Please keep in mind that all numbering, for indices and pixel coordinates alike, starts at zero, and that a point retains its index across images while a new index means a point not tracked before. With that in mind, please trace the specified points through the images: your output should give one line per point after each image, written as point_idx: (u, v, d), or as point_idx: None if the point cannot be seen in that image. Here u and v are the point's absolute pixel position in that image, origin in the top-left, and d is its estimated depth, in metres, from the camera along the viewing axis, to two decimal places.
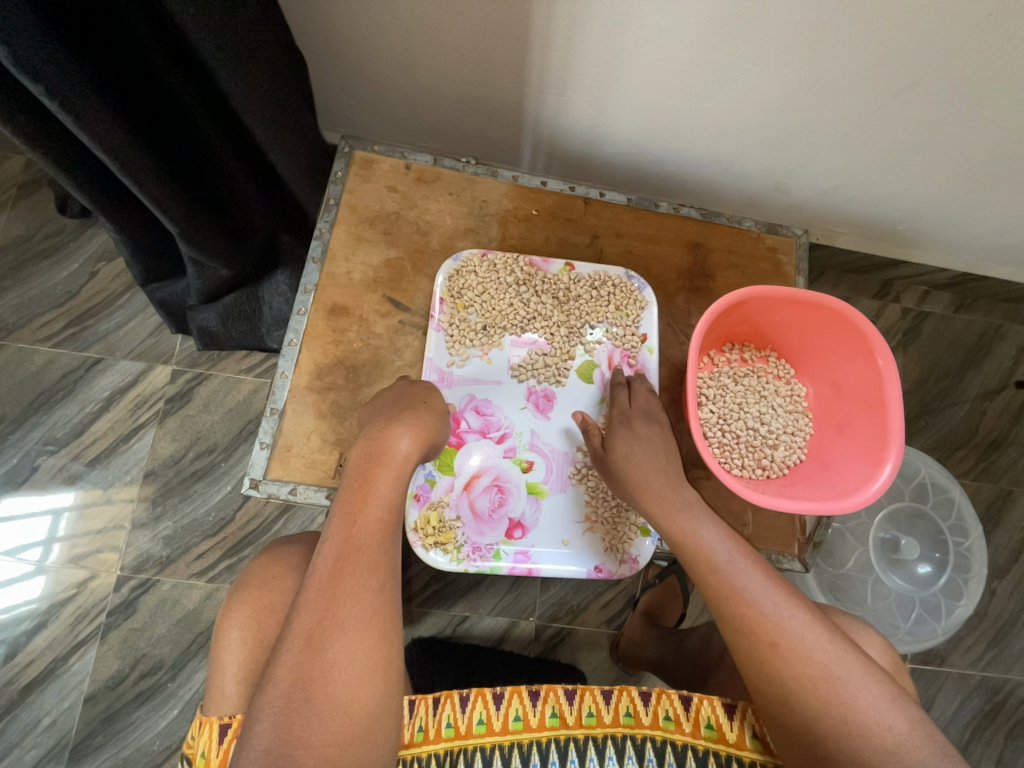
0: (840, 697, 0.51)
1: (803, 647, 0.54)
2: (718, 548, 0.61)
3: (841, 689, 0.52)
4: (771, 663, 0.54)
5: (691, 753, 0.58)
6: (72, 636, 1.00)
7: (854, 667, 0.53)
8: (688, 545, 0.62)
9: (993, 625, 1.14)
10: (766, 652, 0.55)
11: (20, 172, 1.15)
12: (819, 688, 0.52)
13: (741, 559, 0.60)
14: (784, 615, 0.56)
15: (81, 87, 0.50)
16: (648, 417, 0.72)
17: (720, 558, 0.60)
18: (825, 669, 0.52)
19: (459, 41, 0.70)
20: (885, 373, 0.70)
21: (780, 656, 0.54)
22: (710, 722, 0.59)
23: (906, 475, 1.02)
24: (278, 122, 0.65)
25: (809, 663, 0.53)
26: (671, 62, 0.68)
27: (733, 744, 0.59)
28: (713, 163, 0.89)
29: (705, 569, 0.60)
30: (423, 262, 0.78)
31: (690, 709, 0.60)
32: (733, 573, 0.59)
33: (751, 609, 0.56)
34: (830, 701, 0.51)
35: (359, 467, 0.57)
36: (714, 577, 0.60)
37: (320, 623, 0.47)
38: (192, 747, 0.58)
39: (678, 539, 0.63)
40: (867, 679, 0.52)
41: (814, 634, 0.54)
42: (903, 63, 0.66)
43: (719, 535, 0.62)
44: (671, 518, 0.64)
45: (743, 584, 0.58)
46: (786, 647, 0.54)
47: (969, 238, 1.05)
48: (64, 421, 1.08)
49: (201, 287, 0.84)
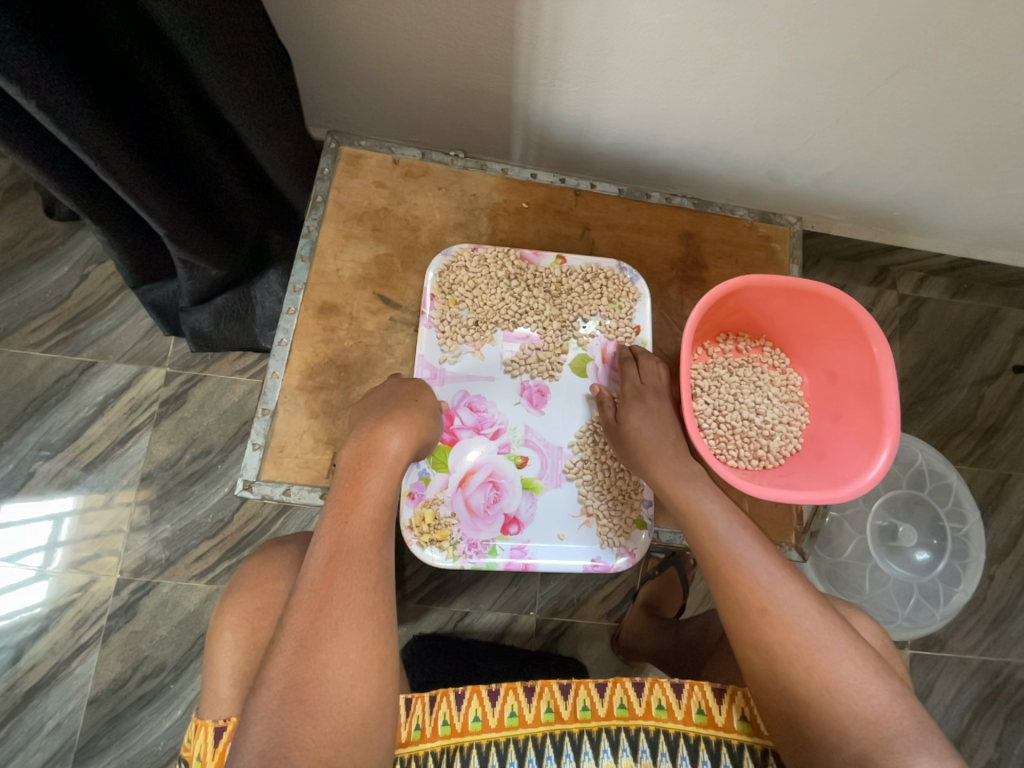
0: (824, 666, 0.51)
1: (793, 617, 0.54)
2: (717, 517, 0.61)
3: (827, 658, 0.51)
4: (760, 629, 0.54)
5: (683, 741, 0.58)
6: (74, 640, 1.00)
7: (842, 639, 0.53)
8: (689, 512, 0.63)
9: (992, 609, 1.14)
10: (755, 618, 0.54)
11: (6, 176, 1.14)
12: (806, 657, 0.52)
13: (737, 529, 0.60)
14: (775, 583, 0.56)
15: (59, 87, 0.49)
16: (658, 392, 0.72)
17: (719, 526, 0.60)
18: (811, 637, 0.52)
19: (447, 31, 0.69)
20: (880, 360, 0.70)
21: (769, 623, 0.54)
22: (700, 708, 0.59)
23: (903, 462, 1.01)
24: (263, 119, 0.64)
25: (796, 631, 0.53)
26: (660, 49, 0.67)
27: (723, 728, 0.59)
28: (706, 151, 0.88)
29: (704, 536, 0.61)
30: (413, 257, 0.77)
31: (681, 697, 0.60)
32: (730, 542, 0.59)
33: (744, 576, 0.56)
34: (815, 670, 0.51)
35: (350, 466, 0.56)
36: (710, 547, 0.60)
37: (312, 625, 0.47)
38: (189, 750, 0.57)
39: (681, 505, 0.64)
40: (854, 651, 0.52)
41: (804, 605, 0.54)
42: (894, 45, 0.65)
43: (721, 505, 0.62)
44: (677, 486, 0.65)
45: (739, 553, 0.58)
46: (776, 615, 0.54)
47: (965, 221, 1.04)
48: (58, 426, 1.07)
49: (192, 289, 0.83)
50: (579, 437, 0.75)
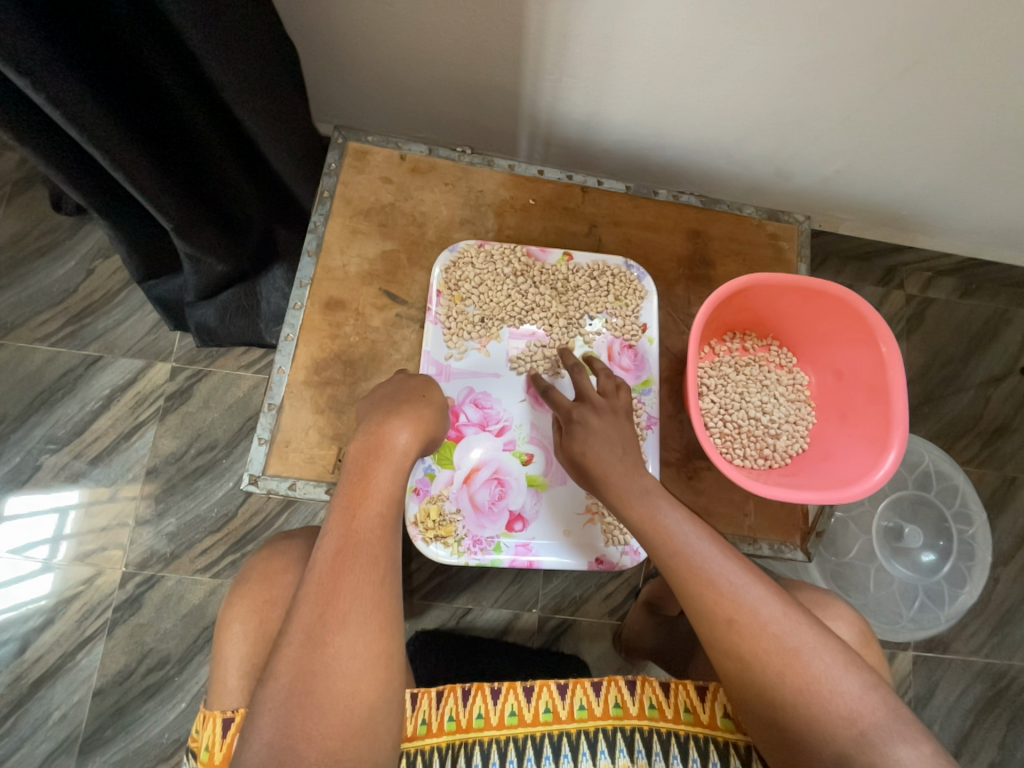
0: (795, 669, 0.49)
1: (758, 622, 0.51)
2: (676, 528, 0.56)
3: (796, 658, 0.49)
4: (728, 639, 0.51)
5: (674, 741, 0.58)
6: (80, 632, 1.00)
7: (810, 638, 0.50)
8: (645, 528, 0.58)
9: (997, 611, 1.13)
10: (722, 629, 0.51)
11: (14, 170, 1.14)
12: (776, 661, 0.49)
13: (700, 536, 0.56)
14: (740, 589, 0.52)
15: (66, 78, 0.49)
16: (599, 407, 0.67)
17: (678, 540, 0.56)
18: (781, 641, 0.50)
19: (454, 26, 0.69)
20: (889, 360, 0.69)
21: (735, 632, 0.51)
22: (687, 706, 0.59)
23: (910, 463, 1.01)
24: (271, 114, 0.64)
25: (764, 637, 0.50)
26: (667, 44, 0.67)
27: (708, 725, 0.58)
28: (713, 149, 0.88)
29: (663, 551, 0.56)
30: (419, 253, 0.77)
31: (670, 695, 0.60)
32: (692, 553, 0.55)
33: (707, 587, 0.53)
34: (786, 675, 0.49)
35: (359, 460, 0.56)
36: (673, 559, 0.55)
37: (321, 618, 0.47)
38: (197, 741, 0.58)
39: (637, 522, 0.58)
40: (823, 648, 0.50)
41: (770, 607, 0.52)
42: (907, 41, 0.64)
43: (678, 515, 0.57)
44: (630, 504, 0.59)
45: (701, 564, 0.54)
46: (743, 622, 0.51)
47: (974, 220, 1.04)
48: (65, 419, 1.07)
49: (198, 284, 0.83)
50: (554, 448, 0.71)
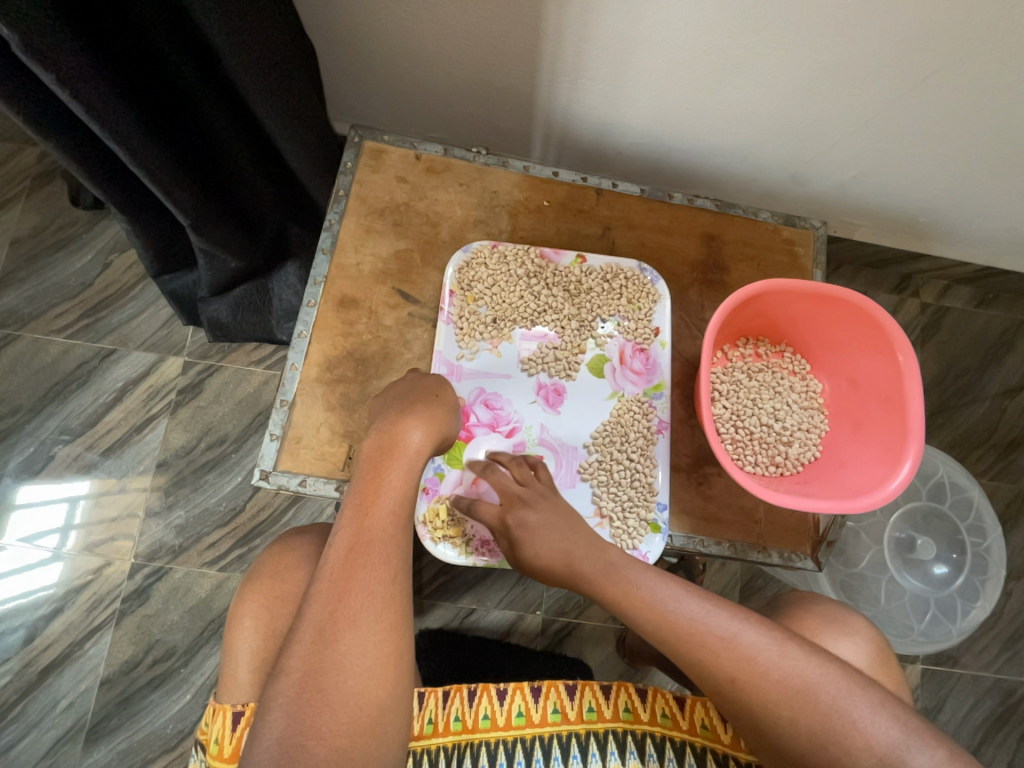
0: (807, 711, 0.48)
1: (757, 675, 0.50)
2: (657, 594, 0.55)
3: (805, 698, 0.49)
4: (735, 697, 0.51)
5: (690, 751, 0.58)
6: (88, 622, 1.01)
7: (813, 673, 0.50)
8: (625, 601, 0.56)
9: (1009, 627, 1.12)
10: (726, 688, 0.51)
11: (34, 163, 1.15)
12: (785, 707, 0.49)
13: (680, 596, 0.55)
14: (733, 644, 0.52)
15: (90, 75, 0.50)
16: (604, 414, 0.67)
17: (662, 606, 0.55)
18: (786, 686, 0.49)
19: (472, 26, 0.69)
20: (906, 369, 0.68)
21: (740, 689, 0.50)
22: (705, 722, 0.58)
23: (924, 474, 0.99)
24: (289, 112, 0.64)
25: (769, 687, 0.50)
26: (686, 48, 0.67)
27: (728, 745, 0.58)
28: (729, 154, 0.88)
29: (649, 621, 0.55)
30: (433, 253, 0.77)
31: (685, 709, 0.59)
32: (677, 619, 0.54)
33: (701, 650, 0.52)
34: (798, 719, 0.49)
35: (372, 459, 0.56)
36: (658, 632, 0.54)
37: (332, 615, 0.47)
38: (207, 733, 0.59)
39: (614, 599, 0.57)
40: (829, 680, 0.49)
41: (767, 653, 0.51)
42: (930, 48, 0.63)
43: (657, 581, 0.57)
44: (603, 585, 0.58)
45: (688, 627, 0.53)
46: (744, 678, 0.50)
47: (992, 229, 1.02)
48: (79, 411, 1.09)
49: (211, 279, 0.83)
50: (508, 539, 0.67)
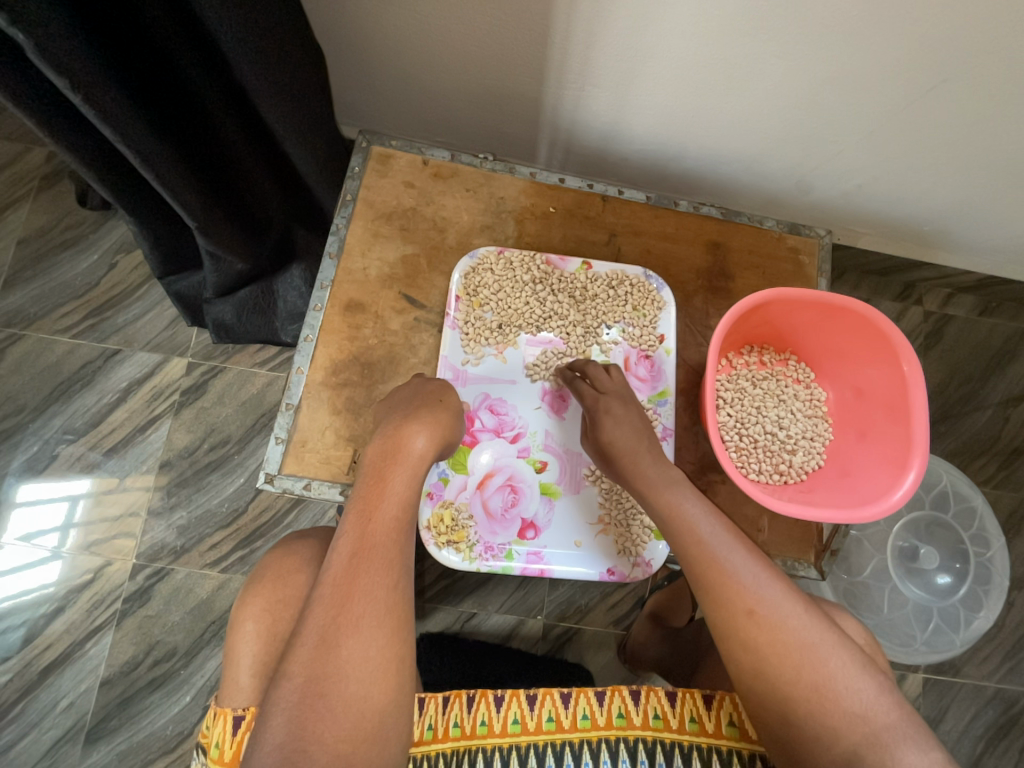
0: (814, 664, 0.49)
1: (780, 617, 0.51)
2: (701, 521, 0.57)
3: (816, 653, 0.49)
4: (747, 631, 0.51)
5: (678, 750, 0.58)
6: (90, 621, 1.02)
7: (829, 636, 0.50)
8: (672, 518, 0.58)
9: (1011, 637, 1.12)
10: (742, 621, 0.51)
11: (41, 164, 1.16)
12: (794, 657, 0.49)
13: (721, 529, 0.56)
14: (762, 584, 0.52)
15: (101, 79, 0.50)
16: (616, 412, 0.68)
17: (703, 531, 0.56)
18: (801, 636, 0.50)
19: (480, 33, 0.69)
20: (911, 379, 0.68)
21: (757, 623, 0.51)
22: (692, 716, 0.59)
23: (928, 483, 1.00)
24: (296, 118, 0.65)
25: (785, 631, 0.50)
26: (693, 56, 0.67)
27: (713, 735, 0.58)
28: (734, 162, 0.88)
29: (687, 541, 0.56)
30: (439, 258, 0.77)
31: (676, 705, 0.59)
32: (715, 545, 0.55)
33: (729, 578, 0.53)
34: (803, 669, 0.49)
35: (376, 464, 0.56)
36: (694, 547, 0.56)
37: (334, 620, 0.47)
38: (207, 737, 0.58)
39: (664, 512, 0.59)
40: (840, 647, 0.50)
41: (791, 604, 0.52)
42: (937, 58, 0.64)
43: (704, 510, 0.58)
44: (659, 492, 0.61)
45: (724, 557, 0.54)
46: (765, 616, 0.51)
47: (996, 238, 1.03)
48: (83, 411, 1.09)
49: (218, 281, 0.83)
50: (590, 471, 0.73)
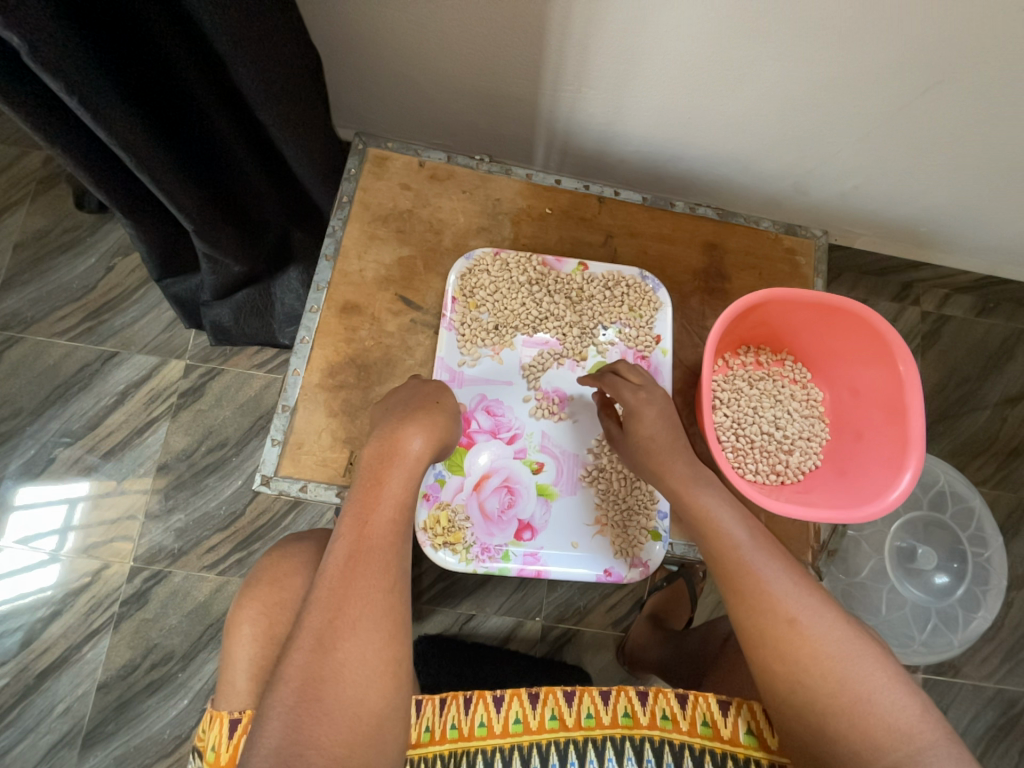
0: (854, 677, 0.49)
1: (821, 627, 0.51)
2: (736, 528, 0.57)
3: (856, 666, 0.49)
4: (788, 641, 0.51)
5: (688, 752, 0.58)
6: (87, 625, 1.01)
7: (869, 647, 0.51)
8: (707, 522, 0.58)
9: (1010, 637, 1.12)
10: (783, 629, 0.51)
11: (38, 167, 1.16)
12: (834, 668, 0.49)
13: (755, 537, 0.56)
14: (801, 594, 0.53)
15: (97, 81, 0.50)
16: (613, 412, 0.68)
17: (739, 536, 0.56)
18: (842, 648, 0.50)
19: (476, 36, 0.70)
20: (907, 379, 0.68)
21: (798, 634, 0.51)
22: (705, 720, 0.58)
23: (925, 483, 1.00)
24: (293, 120, 0.65)
25: (824, 643, 0.50)
26: (688, 58, 0.67)
27: (728, 741, 0.58)
28: (731, 163, 0.88)
29: (725, 547, 0.56)
30: (435, 260, 0.77)
31: (687, 708, 0.59)
32: (751, 553, 0.55)
33: (769, 587, 0.53)
34: (844, 682, 0.49)
35: (371, 466, 0.56)
36: (732, 553, 0.56)
37: (330, 623, 0.47)
38: (203, 740, 0.58)
39: (698, 514, 0.59)
40: (879, 660, 0.50)
41: (831, 615, 0.52)
42: (930, 59, 0.64)
43: (739, 514, 0.58)
44: (693, 493, 0.60)
45: (762, 565, 0.54)
46: (805, 626, 0.51)
47: (992, 238, 1.03)
48: (80, 413, 1.09)
49: (215, 284, 0.83)
50: (587, 471, 0.73)
